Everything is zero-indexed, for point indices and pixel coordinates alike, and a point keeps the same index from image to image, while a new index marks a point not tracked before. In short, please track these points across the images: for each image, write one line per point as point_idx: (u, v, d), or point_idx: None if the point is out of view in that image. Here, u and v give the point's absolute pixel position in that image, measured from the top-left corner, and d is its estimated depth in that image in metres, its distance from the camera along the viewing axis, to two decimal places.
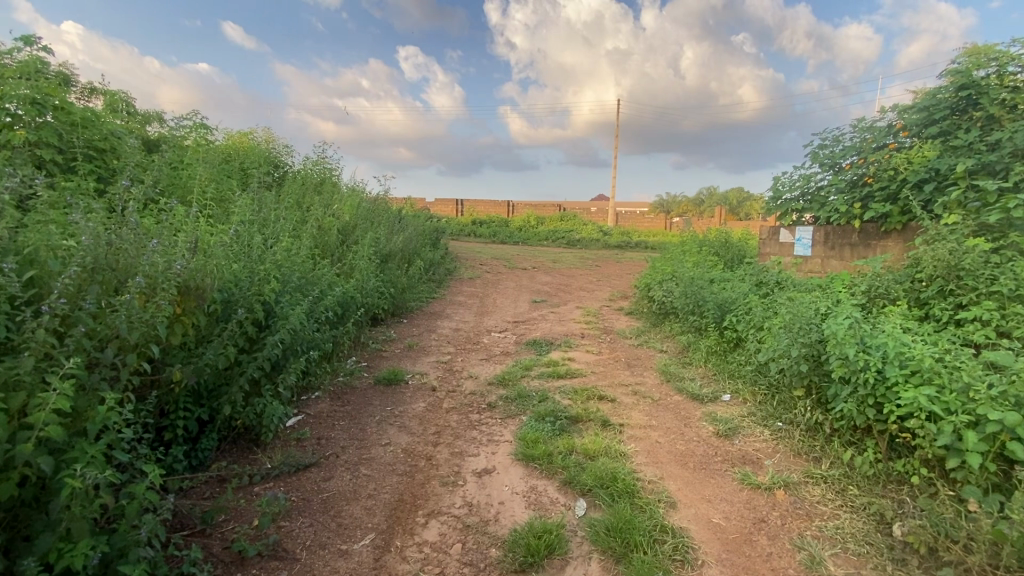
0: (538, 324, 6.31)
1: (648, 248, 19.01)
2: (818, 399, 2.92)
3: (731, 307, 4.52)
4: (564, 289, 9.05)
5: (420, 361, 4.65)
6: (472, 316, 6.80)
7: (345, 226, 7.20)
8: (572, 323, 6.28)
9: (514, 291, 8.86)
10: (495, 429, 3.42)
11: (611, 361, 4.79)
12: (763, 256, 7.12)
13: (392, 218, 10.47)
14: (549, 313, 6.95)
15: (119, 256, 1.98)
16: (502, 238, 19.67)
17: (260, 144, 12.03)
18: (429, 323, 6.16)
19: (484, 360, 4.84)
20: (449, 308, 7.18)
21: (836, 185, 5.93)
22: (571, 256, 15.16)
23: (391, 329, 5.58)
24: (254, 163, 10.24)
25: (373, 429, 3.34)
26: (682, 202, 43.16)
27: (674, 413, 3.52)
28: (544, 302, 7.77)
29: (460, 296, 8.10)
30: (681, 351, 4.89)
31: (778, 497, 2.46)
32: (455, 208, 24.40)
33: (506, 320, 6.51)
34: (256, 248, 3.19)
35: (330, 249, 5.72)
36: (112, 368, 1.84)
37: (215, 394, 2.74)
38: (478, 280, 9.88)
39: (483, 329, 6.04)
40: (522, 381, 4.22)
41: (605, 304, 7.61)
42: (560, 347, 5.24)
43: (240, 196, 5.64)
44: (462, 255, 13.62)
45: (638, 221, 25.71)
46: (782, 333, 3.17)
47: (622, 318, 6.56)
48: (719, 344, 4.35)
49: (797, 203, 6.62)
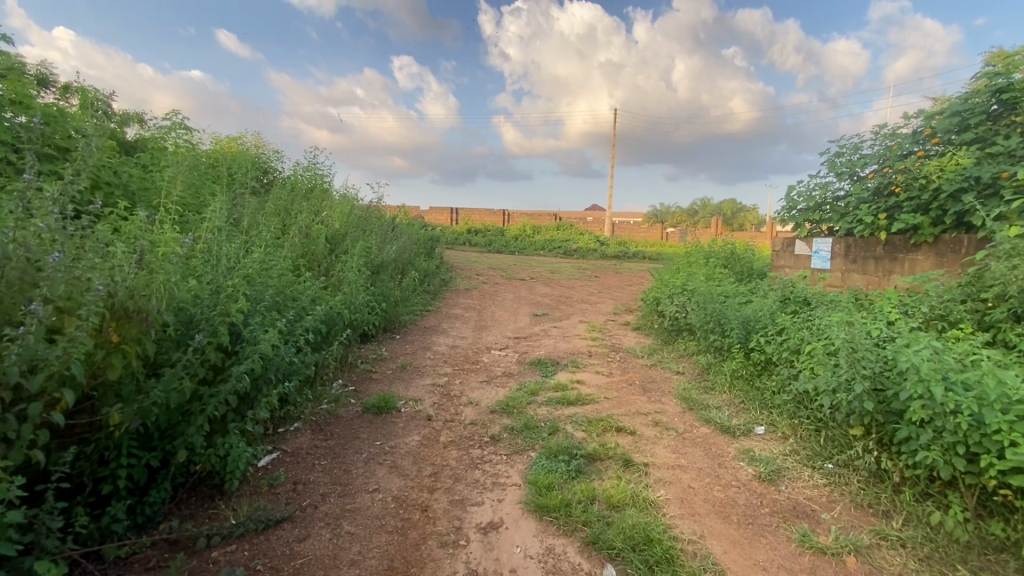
0: (541, 340, 5.87)
1: (646, 258, 18.66)
2: (881, 440, 2.51)
3: (756, 326, 4.11)
4: (565, 302, 8.63)
5: (413, 385, 4.19)
6: (469, 331, 6.35)
7: (334, 234, 6.76)
8: (577, 340, 5.85)
9: (512, 303, 8.43)
10: (500, 468, 2.97)
11: (624, 385, 4.35)
12: (777, 269, 6.74)
13: (385, 226, 10.04)
14: (552, 328, 6.52)
15: (27, 273, 1.54)
16: (498, 248, 19.26)
17: (249, 149, 11.57)
18: (423, 340, 5.70)
19: (485, 382, 4.39)
20: (445, 322, 6.73)
21: (858, 195, 5.57)
22: (570, 266, 14.78)
23: (382, 347, 5.12)
24: (240, 168, 9.78)
25: (358, 470, 2.88)
26: (677, 212, 43.11)
27: (703, 450, 3.10)
28: (545, 315, 7.33)
29: (457, 309, 7.65)
30: (700, 374, 4.47)
31: (850, 567, 2.04)
32: (449, 216, 23.98)
33: (507, 336, 6.07)
34: (224, 261, 2.75)
35: (317, 259, 5.28)
36: (7, 424, 1.39)
37: (171, 435, 2.29)
38: (474, 291, 9.43)
39: (482, 346, 5.60)
40: (528, 409, 3.77)
41: (610, 319, 7.18)
42: (566, 367, 4.80)
43: (219, 201, 5.19)
44: (458, 264, 13.19)
45: (634, 231, 25.40)
46: (834, 361, 2.75)
47: (630, 335, 6.13)
48: (746, 367, 3.93)
49: (813, 213, 6.26)
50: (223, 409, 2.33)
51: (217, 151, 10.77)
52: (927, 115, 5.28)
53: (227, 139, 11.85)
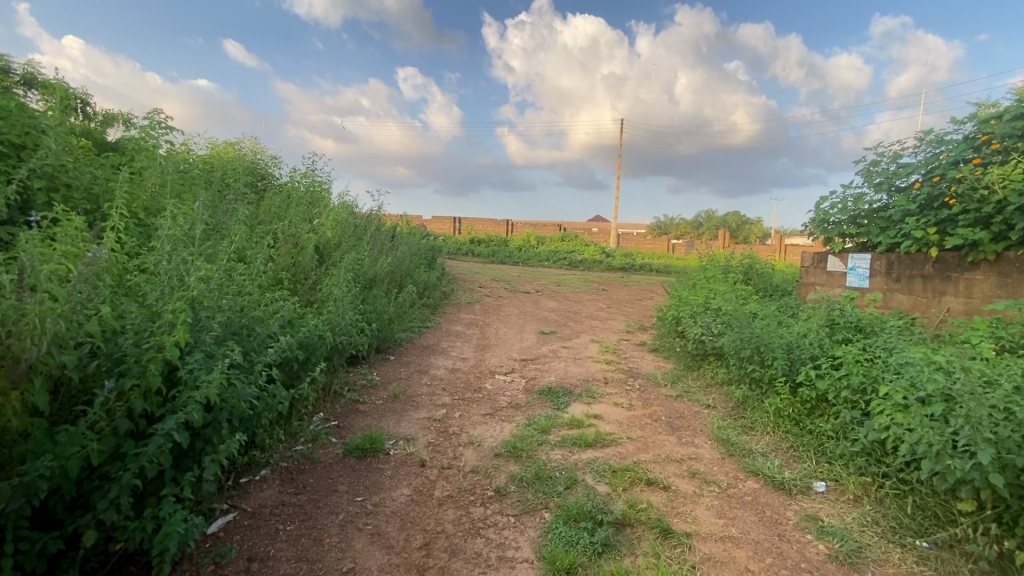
0: (550, 363, 5.32)
1: (653, 271, 18.11)
2: (1002, 519, 2.01)
3: (803, 356, 3.56)
4: (572, 318, 8.07)
5: (406, 419, 3.64)
6: (471, 351, 5.80)
7: (328, 244, 6.24)
8: (589, 364, 5.29)
9: (517, 319, 7.87)
10: (509, 534, 2.42)
11: (648, 422, 3.79)
12: (806, 287, 6.24)
13: (384, 236, 9.54)
14: (562, 348, 5.97)
15: None
16: (500, 259, 18.74)
17: (243, 154, 11.10)
18: (419, 362, 5.15)
19: (488, 416, 3.83)
20: (445, 340, 6.18)
21: (903, 207, 5.05)
22: (576, 278, 14.24)
23: (374, 372, 4.58)
24: (233, 174, 9.30)
25: (331, 540, 2.32)
26: (681, 224, 42.68)
27: (757, 515, 2.53)
28: (553, 334, 6.77)
29: (458, 325, 7.10)
30: (735, 409, 3.90)
31: None
32: (452, 226, 23.51)
33: (512, 358, 5.51)
34: (170, 279, 2.22)
35: (303, 273, 4.75)
36: None
37: (81, 507, 1.77)
38: (477, 305, 8.89)
39: (486, 370, 5.04)
40: (539, 452, 3.22)
41: (623, 339, 6.62)
42: (580, 397, 4.24)
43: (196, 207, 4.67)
44: (460, 276, 12.66)
45: (640, 242, 24.87)
46: (938, 414, 2.24)
47: (648, 358, 5.57)
48: (793, 406, 3.38)
49: (848, 227, 5.73)
50: (151, 472, 1.80)
51: (209, 157, 10.29)
52: (980, 120, 4.78)
53: (221, 144, 11.39)
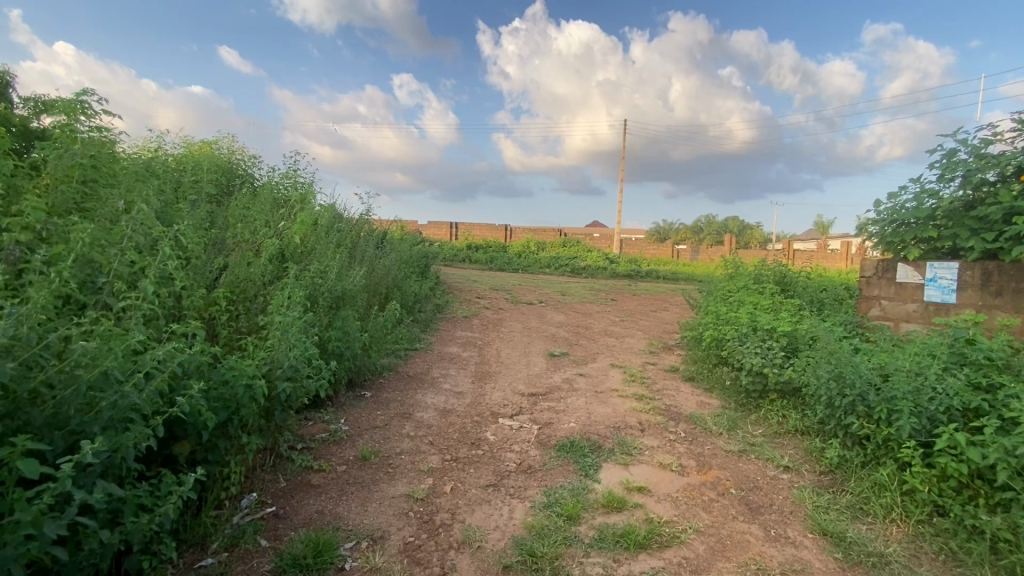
0: (566, 399, 4.27)
1: (660, 279, 17.10)
2: None
3: (934, 411, 2.56)
4: (584, 336, 7.03)
5: (376, 500, 2.59)
6: (468, 381, 4.75)
7: (297, 251, 5.20)
8: (615, 400, 4.24)
9: (521, 336, 6.83)
10: None
11: (713, 499, 2.74)
12: (866, 300, 5.20)
13: (371, 243, 8.51)
14: (578, 377, 4.92)
15: None
16: (499, 265, 17.67)
17: (216, 152, 10.03)
18: (403, 399, 4.09)
19: (490, 490, 2.77)
20: (436, 366, 5.13)
21: (1006, 204, 4.16)
22: (582, 287, 13.22)
23: (344, 419, 3.54)
24: (201, 173, 8.27)
25: None
26: (683, 229, 41.77)
27: None
28: (564, 357, 5.71)
29: (452, 346, 6.04)
30: (828, 478, 2.88)
31: None
32: (448, 231, 22.46)
33: (518, 391, 4.46)
34: None
35: (252, 291, 3.73)
36: None
37: None
38: (474, 319, 7.84)
39: (486, 409, 3.99)
40: (570, 559, 2.19)
41: (649, 363, 5.58)
42: (613, 455, 3.20)
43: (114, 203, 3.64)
44: (456, 285, 11.62)
45: (644, 248, 23.85)
46: None
47: (685, 391, 4.54)
48: (930, 486, 2.41)
49: (925, 229, 4.79)
50: None
51: (176, 157, 9.23)
52: None
53: (193, 141, 10.33)
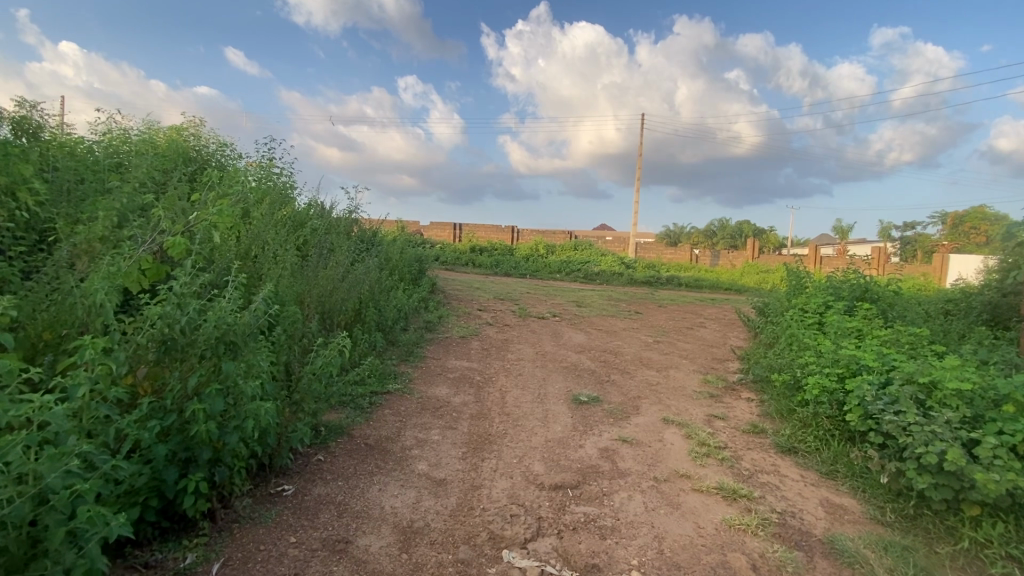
0: (613, 497, 2.63)
1: (683, 287, 15.39)
2: None
3: None
4: (615, 367, 5.38)
5: None
6: (456, 453, 3.13)
7: (235, 256, 3.55)
8: (692, 503, 2.60)
9: (533, 367, 5.21)
10: None
11: None
12: None
13: (351, 245, 6.92)
14: (623, 446, 3.29)
15: None
16: (504, 270, 16.07)
17: (178, 135, 8.50)
18: (343, 502, 2.47)
19: None
20: (411, 424, 3.51)
21: None
22: (598, 296, 11.59)
23: (221, 568, 1.94)
24: (144, 156, 6.69)
25: None
26: (696, 233, 40.03)
27: None
28: (595, 406, 4.08)
29: (440, 384, 4.42)
30: None
31: None
32: (451, 233, 20.85)
33: (532, 477, 2.82)
34: None
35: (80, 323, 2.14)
36: None
37: None
38: (474, 340, 6.22)
39: (480, 523, 2.37)
40: None
41: (715, 416, 3.93)
42: None
43: None
44: (455, 294, 10.02)
45: (659, 252, 22.17)
46: None
47: (794, 480, 2.90)
48: None
49: None
50: None
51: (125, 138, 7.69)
52: None
53: (155, 125, 8.83)
